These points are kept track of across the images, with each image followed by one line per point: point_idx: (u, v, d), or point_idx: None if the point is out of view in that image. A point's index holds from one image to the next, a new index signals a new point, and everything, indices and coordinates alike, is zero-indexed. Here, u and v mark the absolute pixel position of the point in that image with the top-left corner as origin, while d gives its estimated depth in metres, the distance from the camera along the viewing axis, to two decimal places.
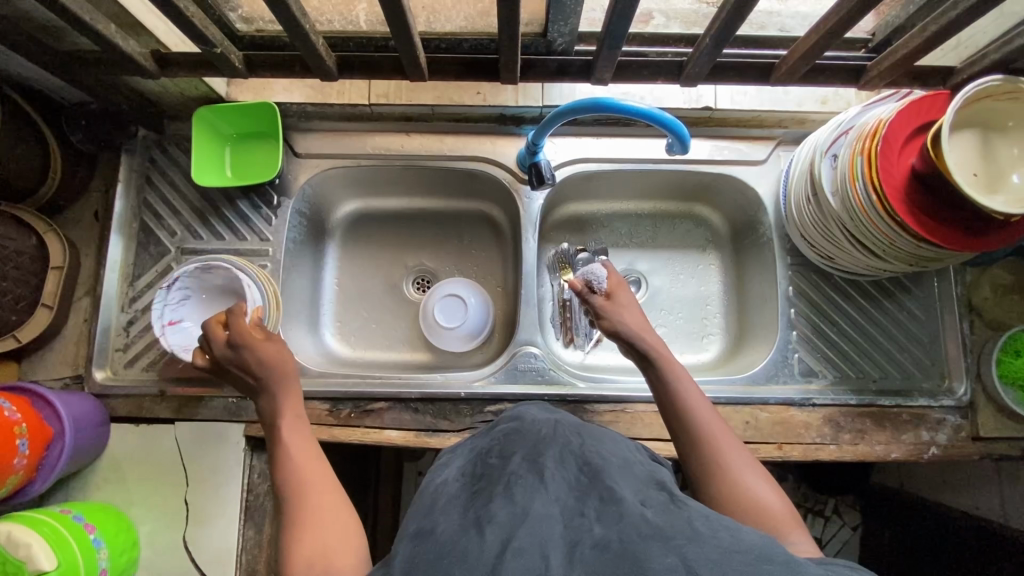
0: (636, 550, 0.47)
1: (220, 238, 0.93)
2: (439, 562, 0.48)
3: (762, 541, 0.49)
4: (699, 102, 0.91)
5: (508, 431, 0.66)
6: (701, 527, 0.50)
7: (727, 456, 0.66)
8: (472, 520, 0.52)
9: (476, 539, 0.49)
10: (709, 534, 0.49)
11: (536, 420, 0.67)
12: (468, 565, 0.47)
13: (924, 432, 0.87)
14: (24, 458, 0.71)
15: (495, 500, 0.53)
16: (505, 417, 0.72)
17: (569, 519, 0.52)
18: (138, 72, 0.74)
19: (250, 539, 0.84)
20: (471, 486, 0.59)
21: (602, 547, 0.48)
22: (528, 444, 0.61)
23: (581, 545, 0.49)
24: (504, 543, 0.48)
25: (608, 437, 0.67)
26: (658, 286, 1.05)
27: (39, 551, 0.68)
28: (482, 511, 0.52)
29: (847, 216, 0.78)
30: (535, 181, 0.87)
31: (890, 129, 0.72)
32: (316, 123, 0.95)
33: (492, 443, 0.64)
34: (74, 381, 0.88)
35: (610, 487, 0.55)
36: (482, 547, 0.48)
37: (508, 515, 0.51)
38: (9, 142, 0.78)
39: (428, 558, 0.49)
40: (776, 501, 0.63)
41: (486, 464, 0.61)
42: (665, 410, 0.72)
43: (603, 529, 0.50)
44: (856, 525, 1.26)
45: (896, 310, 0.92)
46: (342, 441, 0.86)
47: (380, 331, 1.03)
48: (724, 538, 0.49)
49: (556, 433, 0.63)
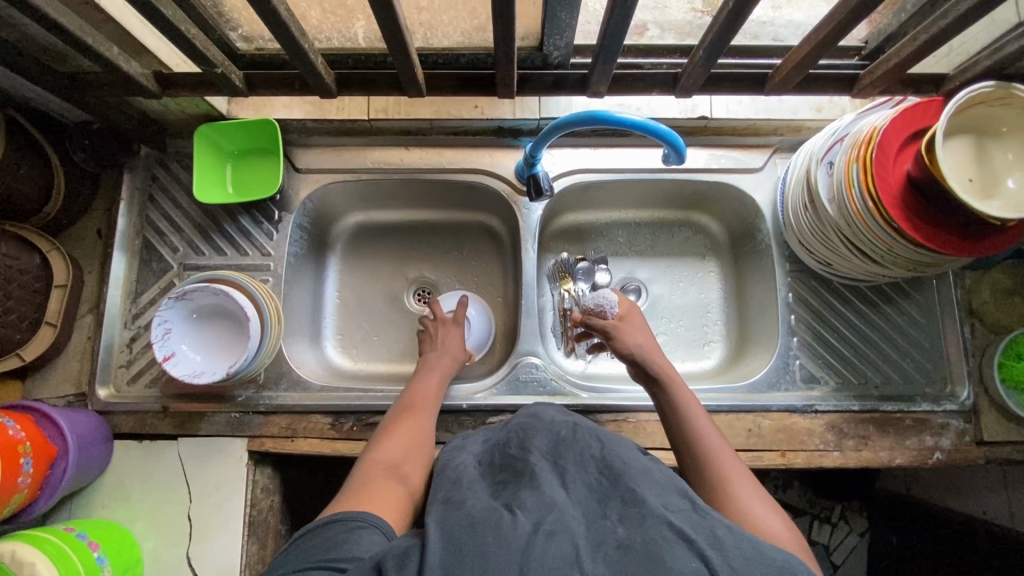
0: (660, 549, 0.47)
1: (222, 253, 0.94)
2: (473, 533, 0.49)
3: (785, 556, 0.48)
4: (694, 112, 0.92)
5: (523, 426, 0.68)
6: (723, 535, 0.49)
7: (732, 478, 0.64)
8: (501, 504, 0.53)
9: (508, 517, 0.50)
10: (732, 544, 0.48)
11: (555, 421, 0.69)
12: (499, 535, 0.48)
13: (927, 437, 0.87)
14: (28, 477, 0.72)
15: (522, 490, 0.55)
16: (519, 416, 0.74)
17: (591, 521, 0.52)
18: (139, 92, 0.75)
19: (254, 555, 0.85)
20: (492, 475, 0.61)
21: (626, 547, 0.48)
22: (548, 443, 0.63)
23: (604, 544, 0.49)
24: (534, 525, 0.49)
25: (627, 442, 0.67)
26: (658, 294, 1.05)
27: (42, 570, 0.68)
28: (511, 498, 0.54)
29: (845, 223, 0.78)
30: (533, 193, 0.87)
31: (883, 137, 0.73)
32: (316, 139, 0.96)
33: (510, 436, 0.66)
34: (78, 399, 0.88)
35: (632, 489, 0.55)
36: (513, 523, 0.49)
37: (534, 504, 0.52)
38: (12, 162, 0.79)
39: (460, 524, 0.50)
40: (776, 523, 0.59)
41: (505, 455, 0.63)
42: (671, 432, 0.73)
43: (625, 531, 0.50)
44: (863, 530, 1.28)
45: (897, 316, 0.92)
46: (344, 454, 0.86)
47: (382, 343, 1.03)
48: (747, 549, 0.48)
49: (576, 434, 0.65)
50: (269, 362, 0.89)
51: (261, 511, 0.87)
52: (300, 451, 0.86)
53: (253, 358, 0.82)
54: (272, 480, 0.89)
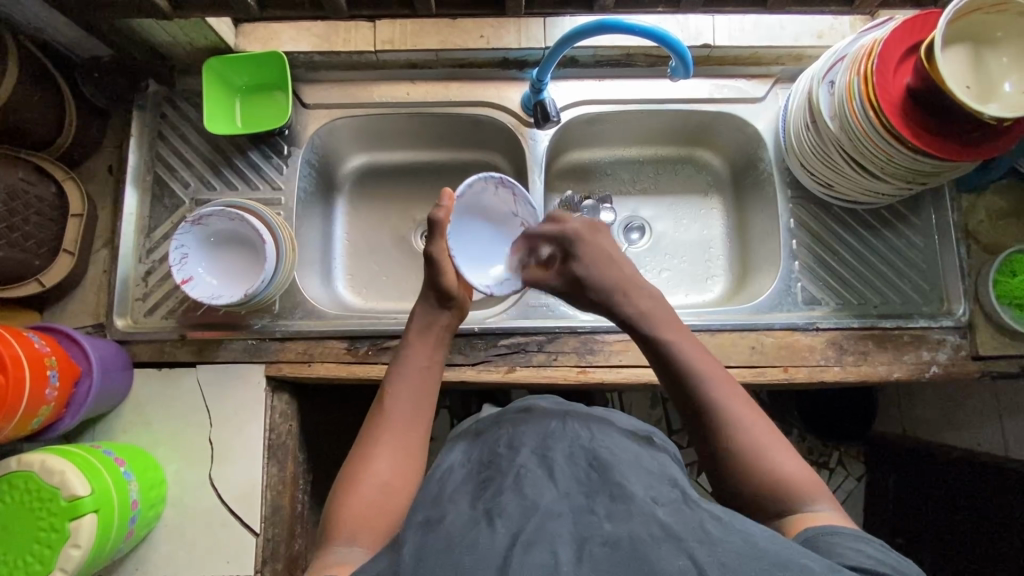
0: (645, 549, 0.49)
1: (233, 188, 0.95)
2: (449, 554, 0.50)
3: (776, 544, 0.49)
4: (698, 40, 0.93)
5: (516, 422, 0.71)
6: (712, 530, 0.51)
7: (741, 424, 0.63)
8: (482, 512, 0.57)
9: (486, 530, 0.53)
10: (720, 536, 0.50)
11: (547, 411, 0.72)
12: (479, 551, 0.50)
13: (925, 352, 0.90)
14: (55, 391, 0.74)
15: (505, 494, 0.58)
16: (512, 408, 0.76)
17: (577, 516, 0.55)
18: (152, 11, 0.76)
19: (274, 476, 0.87)
20: (477, 474, 0.65)
21: (611, 544, 0.50)
22: (537, 438, 0.67)
23: (590, 541, 0.51)
24: (513, 536, 0.52)
25: (617, 431, 0.69)
26: (662, 231, 1.08)
27: (71, 478, 0.69)
28: (491, 504, 0.57)
29: (846, 138, 0.80)
30: (541, 119, 0.91)
31: (883, 48, 0.75)
32: (323, 74, 0.97)
33: (499, 434, 0.70)
34: (96, 329, 0.90)
35: (619, 485, 0.58)
36: (493, 539, 0.52)
37: (518, 511, 0.55)
38: (27, 89, 0.80)
39: (439, 544, 0.52)
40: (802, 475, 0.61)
41: (493, 453, 0.67)
42: (670, 387, 0.69)
43: (611, 527, 0.52)
44: (860, 476, 1.33)
45: (894, 239, 0.95)
46: (361, 376, 0.88)
47: (391, 283, 1.05)
48: (737, 541, 0.49)
49: (566, 427, 0.68)
50: (283, 291, 0.91)
51: (280, 435, 0.89)
52: (316, 375, 0.89)
53: (270, 282, 0.84)
54: (289, 406, 0.92)
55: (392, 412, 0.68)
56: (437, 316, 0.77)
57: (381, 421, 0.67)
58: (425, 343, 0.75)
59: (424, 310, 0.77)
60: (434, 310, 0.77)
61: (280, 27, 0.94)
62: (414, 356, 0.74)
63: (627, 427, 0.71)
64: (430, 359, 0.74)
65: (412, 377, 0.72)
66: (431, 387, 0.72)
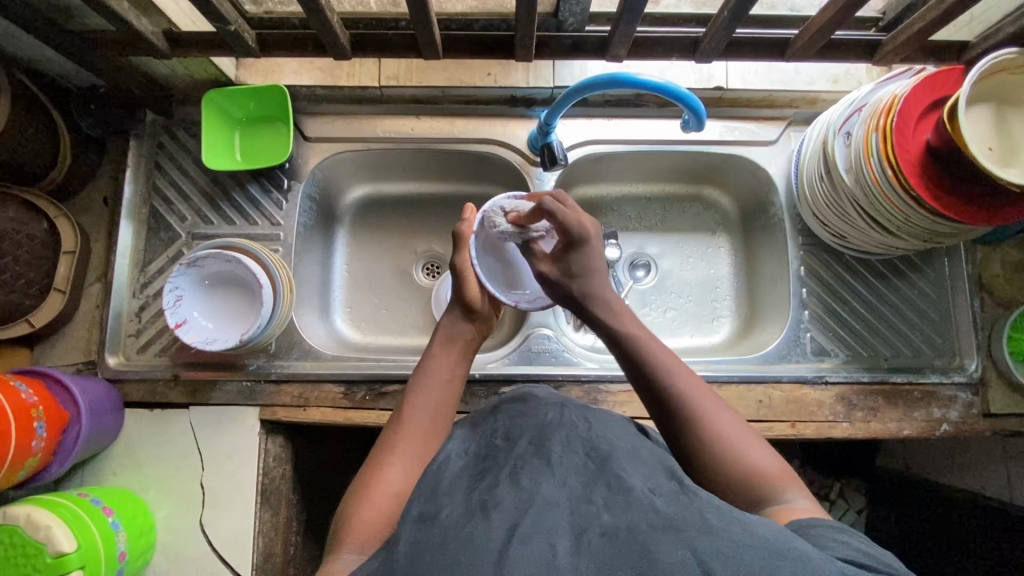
0: (645, 541, 0.44)
1: (231, 223, 0.93)
2: (443, 553, 0.45)
3: (778, 537, 0.44)
4: (710, 82, 0.91)
5: (513, 415, 0.66)
6: (711, 519, 0.46)
7: (675, 371, 0.65)
8: (476, 503, 0.51)
9: (482, 522, 0.47)
10: (721, 526, 0.45)
11: (543, 403, 0.68)
12: (473, 552, 0.44)
13: (936, 409, 0.88)
14: (42, 441, 0.71)
15: (501, 485, 0.53)
16: (512, 395, 0.73)
17: (576, 505, 0.50)
18: (151, 51, 0.74)
19: (267, 522, 0.86)
20: (475, 465, 0.59)
21: (610, 536, 0.45)
22: (536, 429, 0.62)
23: (588, 532, 0.46)
24: (510, 531, 0.46)
25: (614, 423, 0.65)
26: (668, 269, 1.05)
27: (58, 534, 0.67)
28: (487, 495, 0.51)
29: (861, 193, 0.78)
30: (546, 163, 0.89)
31: (905, 104, 0.72)
32: (327, 106, 0.94)
33: (498, 425, 0.65)
34: (87, 367, 0.88)
35: (618, 475, 0.53)
36: (489, 533, 0.46)
37: (514, 503, 0.50)
38: (19, 124, 0.78)
39: (435, 540, 0.46)
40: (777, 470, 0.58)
41: (491, 446, 0.62)
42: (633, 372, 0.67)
43: (610, 517, 0.47)
44: (861, 508, 1.25)
45: (906, 290, 0.93)
46: (358, 423, 0.86)
47: (391, 317, 1.02)
48: (737, 531, 0.45)
49: (563, 417, 0.64)
50: (280, 332, 0.89)
51: (274, 480, 0.88)
52: (312, 420, 0.86)
53: (266, 325, 0.82)
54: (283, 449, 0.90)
55: (412, 422, 0.66)
56: (458, 329, 0.76)
57: (397, 432, 0.65)
58: (448, 355, 0.74)
59: (447, 323, 0.76)
60: (459, 321, 0.76)
61: (283, 59, 0.92)
62: (436, 368, 0.72)
63: (623, 415, 0.70)
64: (451, 372, 0.72)
65: (432, 390, 0.70)
66: (451, 404, 0.70)
